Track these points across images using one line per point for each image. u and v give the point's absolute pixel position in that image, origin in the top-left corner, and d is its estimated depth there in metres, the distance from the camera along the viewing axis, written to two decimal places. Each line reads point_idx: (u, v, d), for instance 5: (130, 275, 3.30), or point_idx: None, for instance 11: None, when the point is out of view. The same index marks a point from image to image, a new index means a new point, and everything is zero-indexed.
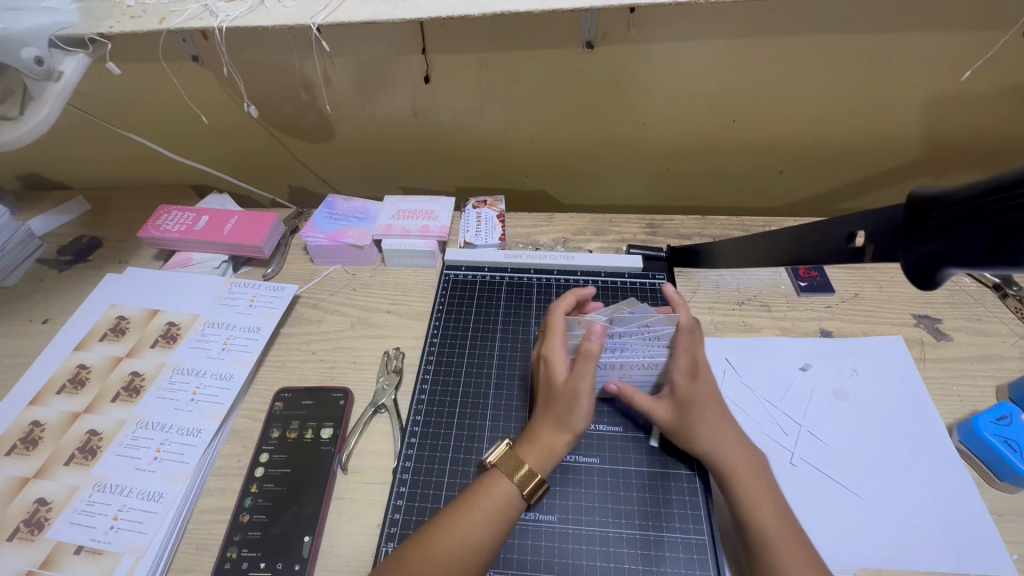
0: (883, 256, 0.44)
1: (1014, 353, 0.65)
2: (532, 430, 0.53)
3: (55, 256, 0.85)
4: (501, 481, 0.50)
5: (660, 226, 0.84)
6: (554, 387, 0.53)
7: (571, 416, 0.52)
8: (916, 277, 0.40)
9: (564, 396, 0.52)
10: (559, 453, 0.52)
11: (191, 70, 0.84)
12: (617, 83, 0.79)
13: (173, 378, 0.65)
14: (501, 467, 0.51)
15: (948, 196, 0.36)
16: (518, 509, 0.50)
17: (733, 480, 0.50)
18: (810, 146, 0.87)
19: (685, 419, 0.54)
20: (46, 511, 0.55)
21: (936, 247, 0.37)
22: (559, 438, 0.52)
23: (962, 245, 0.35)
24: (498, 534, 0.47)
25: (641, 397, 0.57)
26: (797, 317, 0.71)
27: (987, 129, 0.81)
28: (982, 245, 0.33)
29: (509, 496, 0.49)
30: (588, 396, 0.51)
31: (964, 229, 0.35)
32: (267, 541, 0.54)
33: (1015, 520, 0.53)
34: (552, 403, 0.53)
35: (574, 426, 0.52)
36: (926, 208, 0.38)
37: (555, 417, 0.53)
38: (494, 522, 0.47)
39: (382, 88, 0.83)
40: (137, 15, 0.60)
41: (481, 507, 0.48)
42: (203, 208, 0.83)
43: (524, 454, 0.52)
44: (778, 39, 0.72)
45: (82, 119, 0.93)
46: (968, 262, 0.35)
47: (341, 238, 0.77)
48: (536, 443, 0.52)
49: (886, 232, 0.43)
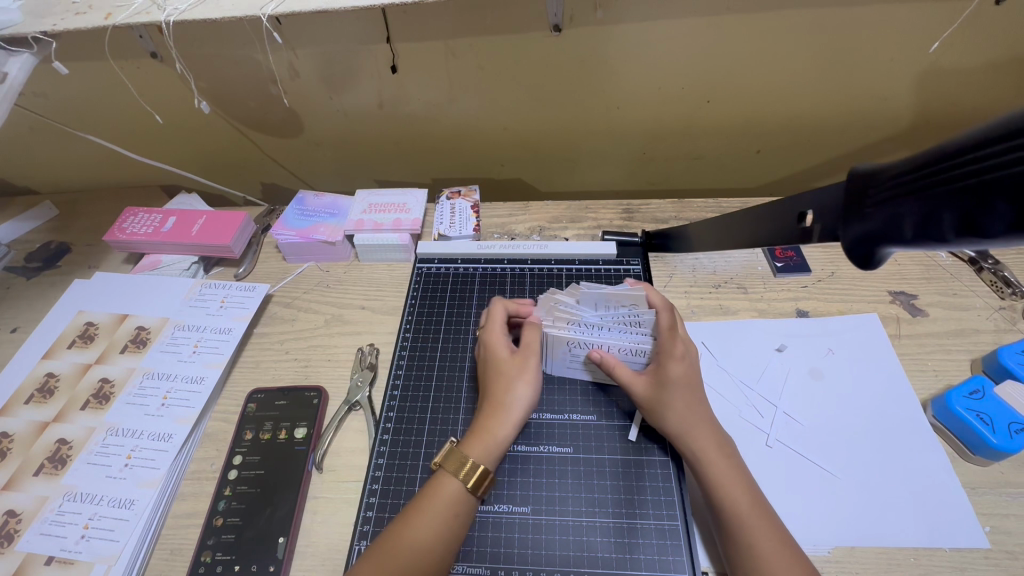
0: (827, 235, 0.43)
1: (989, 327, 0.65)
2: (477, 424, 0.53)
3: (23, 263, 0.83)
4: (448, 481, 0.49)
5: (636, 211, 0.84)
6: (494, 362, 0.56)
7: (514, 395, 0.54)
8: (856, 256, 0.40)
9: (505, 372, 0.55)
10: (505, 442, 0.52)
11: (151, 67, 0.82)
12: (586, 66, 0.77)
13: (143, 383, 0.64)
14: (447, 466, 0.50)
15: (884, 173, 0.37)
16: (469, 505, 0.49)
17: (704, 461, 0.50)
18: (786, 124, 0.86)
19: (663, 398, 0.53)
20: (16, 523, 0.54)
21: (871, 227, 0.38)
22: (503, 426, 0.52)
23: (893, 222, 0.36)
24: (449, 532, 0.46)
25: (623, 369, 0.55)
26: (773, 299, 0.71)
27: (962, 102, 0.80)
28: (913, 221, 0.34)
29: (456, 493, 0.48)
30: (534, 365, 0.55)
31: (896, 206, 0.35)
32: (240, 544, 0.53)
33: (988, 492, 0.53)
34: (494, 384, 0.55)
35: (517, 401, 0.53)
36: (861, 184, 0.38)
37: (498, 398, 0.54)
38: (442, 521, 0.47)
39: (349, 79, 0.82)
40: (82, 12, 0.58)
41: (427, 510, 0.47)
42: (170, 209, 0.82)
43: (471, 450, 0.51)
44: (749, 15, 0.70)
45: (44, 122, 0.90)
46: (901, 238, 0.35)
47: (312, 234, 0.76)
48: (481, 434, 0.52)
49: (829, 211, 0.43)
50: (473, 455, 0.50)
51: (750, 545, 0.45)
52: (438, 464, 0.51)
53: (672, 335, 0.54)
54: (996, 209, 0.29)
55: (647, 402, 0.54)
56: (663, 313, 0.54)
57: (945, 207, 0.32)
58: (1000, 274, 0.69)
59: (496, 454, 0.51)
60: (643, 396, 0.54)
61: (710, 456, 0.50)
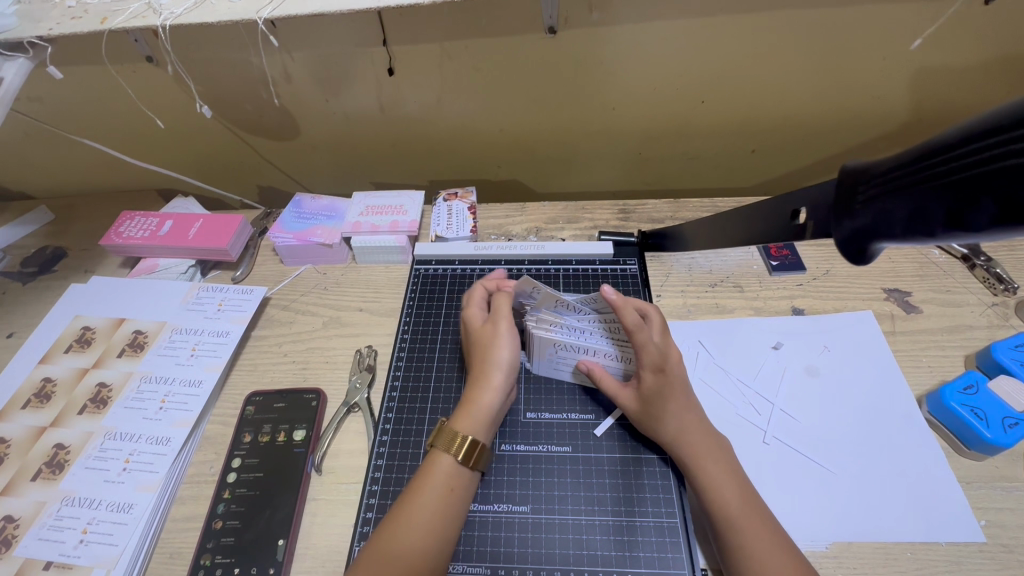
0: (821, 231, 0.44)
1: (981, 323, 0.66)
2: (463, 397, 0.55)
3: (18, 268, 0.83)
4: (441, 457, 0.50)
5: (633, 211, 0.84)
6: (477, 333, 0.58)
7: (495, 362, 0.55)
8: (848, 252, 0.41)
9: (485, 344, 0.57)
10: (491, 406, 0.53)
11: (146, 70, 0.82)
12: (581, 68, 0.78)
13: (141, 387, 0.64)
14: (439, 444, 0.51)
15: (873, 169, 0.37)
16: (464, 480, 0.50)
17: (692, 464, 0.51)
18: (779, 125, 0.87)
19: (659, 416, 0.53)
20: (14, 528, 0.54)
21: (861, 225, 0.38)
22: (491, 396, 0.54)
23: (883, 219, 0.36)
24: (450, 506, 0.48)
25: (609, 381, 0.57)
26: (769, 297, 0.71)
27: (954, 99, 0.81)
28: (901, 218, 0.35)
29: (450, 469, 0.50)
30: (508, 331, 0.57)
31: (884, 202, 0.36)
32: (240, 547, 0.53)
33: (983, 486, 0.53)
34: (477, 358, 0.56)
35: (502, 363, 0.55)
36: (851, 181, 0.39)
37: (480, 368, 0.55)
38: (444, 499, 0.48)
39: (345, 83, 0.82)
40: (78, 16, 0.59)
41: (428, 490, 0.48)
42: (166, 213, 0.82)
43: (458, 424, 0.52)
44: (741, 17, 0.71)
45: (39, 128, 0.90)
46: (891, 235, 0.36)
47: (309, 237, 0.76)
48: (467, 405, 0.53)
49: (823, 206, 0.43)
50: (460, 426, 0.52)
51: (743, 547, 0.45)
52: (431, 445, 0.51)
53: (651, 355, 0.53)
54: (980, 204, 0.30)
55: (637, 415, 0.55)
56: (639, 333, 0.53)
57: (931, 204, 0.33)
58: (992, 270, 0.70)
59: (481, 419, 0.52)
60: (632, 408, 0.55)
61: (704, 457, 0.50)
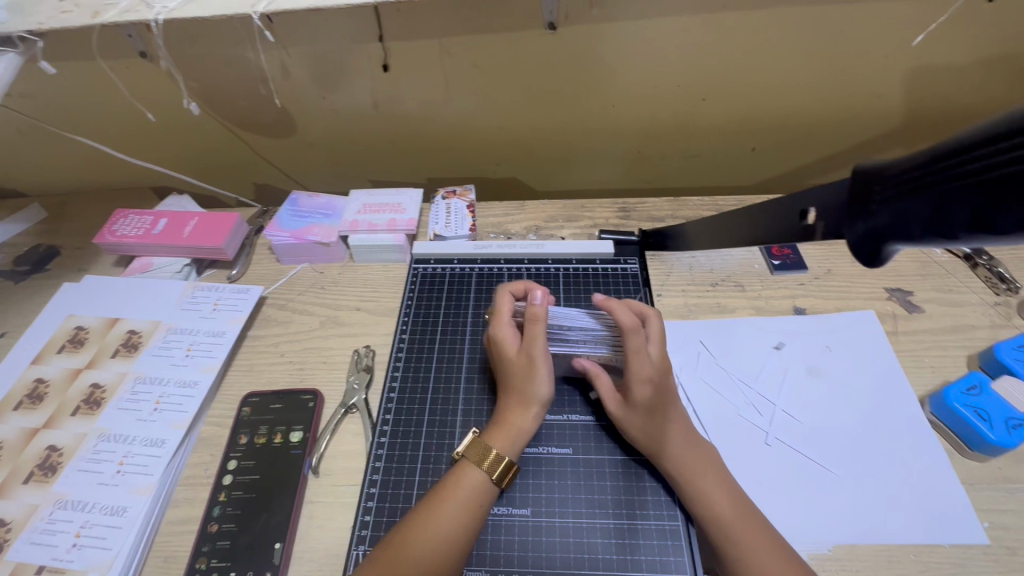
0: (831, 232, 0.44)
1: (983, 323, 0.66)
2: (500, 414, 0.54)
3: (11, 266, 0.82)
4: (471, 469, 0.50)
5: (633, 209, 0.83)
6: (511, 363, 0.54)
7: (533, 394, 0.53)
8: (861, 254, 0.40)
9: (519, 369, 0.54)
10: (527, 432, 0.53)
11: (139, 66, 0.81)
12: (581, 64, 0.77)
13: (135, 388, 0.63)
14: (471, 455, 0.51)
15: (889, 169, 0.37)
16: (489, 496, 0.49)
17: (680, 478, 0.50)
18: (780, 123, 0.86)
19: (656, 431, 0.52)
20: (5, 532, 0.53)
21: (878, 225, 0.38)
22: (527, 420, 0.53)
23: (901, 220, 0.36)
24: (471, 519, 0.47)
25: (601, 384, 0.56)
26: (771, 297, 0.71)
27: (958, 97, 0.80)
28: (920, 219, 0.34)
29: (477, 482, 0.49)
30: (545, 365, 0.53)
31: (902, 202, 0.35)
32: (236, 551, 0.52)
33: (987, 488, 0.53)
34: (512, 383, 0.54)
35: (543, 392, 0.53)
36: (865, 181, 0.38)
37: (518, 394, 0.54)
38: (464, 510, 0.47)
39: (342, 79, 0.81)
40: (69, 9, 0.58)
41: (449, 498, 0.48)
42: (160, 211, 0.81)
43: (495, 442, 0.52)
44: (743, 13, 0.70)
45: (32, 124, 0.89)
46: (909, 237, 0.36)
47: (306, 235, 0.75)
48: (504, 426, 0.53)
49: (833, 208, 0.43)
50: (501, 449, 0.51)
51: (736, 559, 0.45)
52: (462, 455, 0.51)
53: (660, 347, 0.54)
54: (1007, 206, 0.29)
55: (627, 425, 0.53)
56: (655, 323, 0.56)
57: (954, 205, 0.32)
58: (994, 270, 0.70)
59: (518, 447, 0.52)
60: (625, 419, 0.54)
61: (697, 469, 0.50)
